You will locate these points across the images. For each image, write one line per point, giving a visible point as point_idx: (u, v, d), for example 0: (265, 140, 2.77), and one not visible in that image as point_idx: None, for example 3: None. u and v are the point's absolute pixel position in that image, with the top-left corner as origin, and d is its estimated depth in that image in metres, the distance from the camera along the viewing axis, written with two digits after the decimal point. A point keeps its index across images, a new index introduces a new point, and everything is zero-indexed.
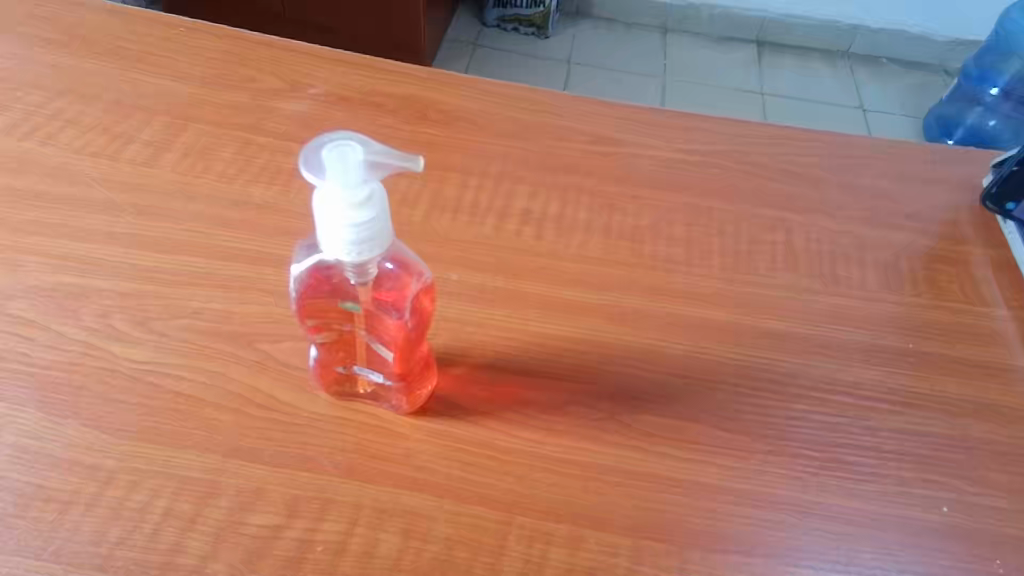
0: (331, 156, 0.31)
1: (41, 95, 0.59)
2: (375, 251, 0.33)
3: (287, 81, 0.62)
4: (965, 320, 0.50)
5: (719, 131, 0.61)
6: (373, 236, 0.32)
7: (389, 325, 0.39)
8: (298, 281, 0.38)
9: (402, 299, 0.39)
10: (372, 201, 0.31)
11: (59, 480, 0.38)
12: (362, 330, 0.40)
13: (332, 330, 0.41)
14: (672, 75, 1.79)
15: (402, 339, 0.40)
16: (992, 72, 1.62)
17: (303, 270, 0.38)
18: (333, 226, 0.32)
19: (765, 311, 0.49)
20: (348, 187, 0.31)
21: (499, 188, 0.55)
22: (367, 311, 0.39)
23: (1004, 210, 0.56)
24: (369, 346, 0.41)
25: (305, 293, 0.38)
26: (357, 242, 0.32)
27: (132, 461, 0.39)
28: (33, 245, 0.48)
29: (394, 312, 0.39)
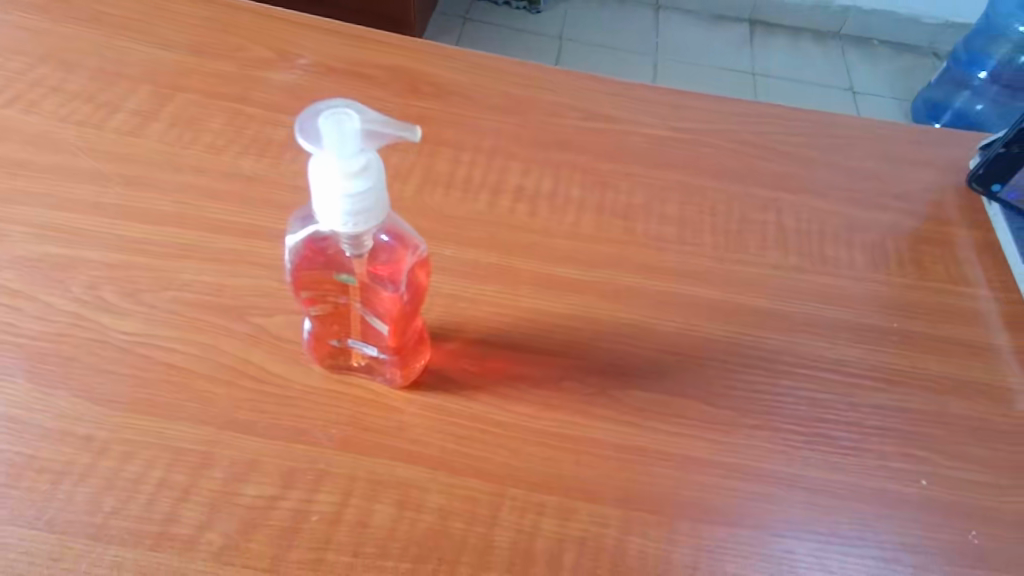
0: (326, 123, 0.31)
1: (20, 61, 0.57)
2: (371, 223, 0.33)
3: (276, 51, 0.60)
4: (948, 300, 0.51)
5: (711, 110, 0.61)
6: (368, 208, 0.32)
7: (384, 298, 0.39)
8: (293, 252, 0.38)
9: (397, 272, 0.39)
10: (367, 171, 0.31)
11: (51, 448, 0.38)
12: (357, 302, 0.40)
13: (326, 303, 0.41)
14: (664, 53, 1.78)
15: (397, 312, 0.40)
16: (980, 55, 1.62)
17: (298, 241, 0.38)
18: (328, 197, 0.31)
19: (755, 290, 0.50)
20: (344, 156, 0.31)
21: (492, 163, 0.55)
22: (362, 284, 0.39)
23: (990, 191, 0.57)
24: (364, 319, 0.41)
25: (300, 265, 0.38)
26: (352, 213, 0.32)
27: (125, 431, 0.39)
28: (20, 214, 0.48)
29: (389, 284, 0.39)
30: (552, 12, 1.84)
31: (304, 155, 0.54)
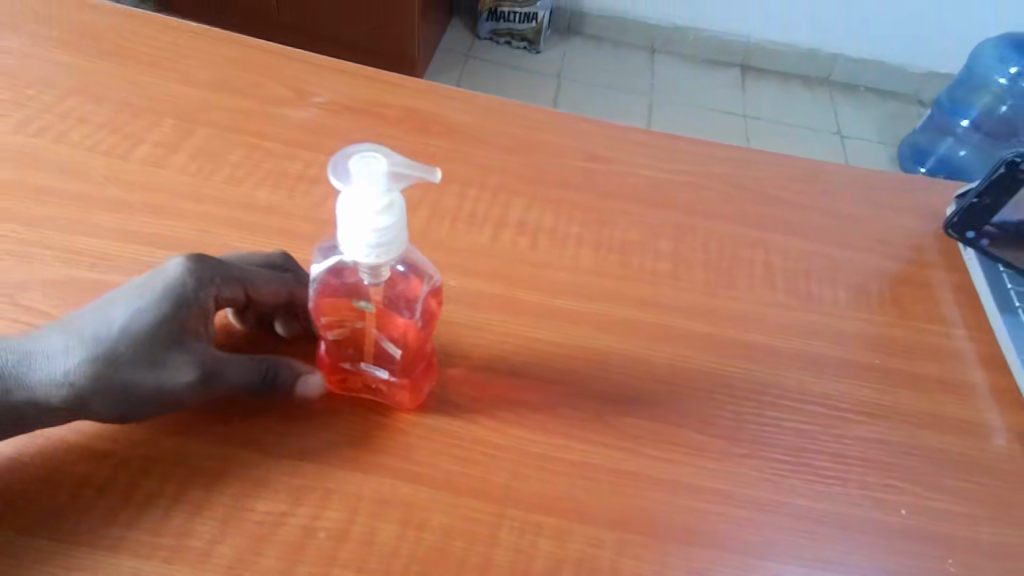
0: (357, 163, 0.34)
1: (50, 92, 0.60)
2: (391, 256, 0.35)
3: (293, 90, 0.64)
4: (926, 338, 0.54)
5: (705, 153, 0.65)
6: (390, 242, 0.35)
7: (399, 324, 0.42)
8: (315, 281, 0.41)
9: (413, 299, 0.42)
10: (392, 207, 0.34)
11: (222, 269, 0.43)
12: (372, 327, 0.42)
13: (342, 327, 0.43)
14: (659, 95, 1.84)
15: (410, 336, 0.43)
16: (962, 106, 1.73)
17: (321, 271, 0.41)
18: (355, 229, 0.34)
19: (744, 325, 0.53)
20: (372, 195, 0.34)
21: (496, 199, 0.58)
22: (379, 310, 0.42)
23: (966, 238, 0.60)
24: (378, 343, 0.43)
25: (322, 290, 0.41)
26: (375, 245, 0.34)
27: (127, 458, 0.41)
28: (50, 238, 0.50)
29: (405, 309, 0.42)
30: (552, 53, 1.90)
31: (318, 188, 0.56)
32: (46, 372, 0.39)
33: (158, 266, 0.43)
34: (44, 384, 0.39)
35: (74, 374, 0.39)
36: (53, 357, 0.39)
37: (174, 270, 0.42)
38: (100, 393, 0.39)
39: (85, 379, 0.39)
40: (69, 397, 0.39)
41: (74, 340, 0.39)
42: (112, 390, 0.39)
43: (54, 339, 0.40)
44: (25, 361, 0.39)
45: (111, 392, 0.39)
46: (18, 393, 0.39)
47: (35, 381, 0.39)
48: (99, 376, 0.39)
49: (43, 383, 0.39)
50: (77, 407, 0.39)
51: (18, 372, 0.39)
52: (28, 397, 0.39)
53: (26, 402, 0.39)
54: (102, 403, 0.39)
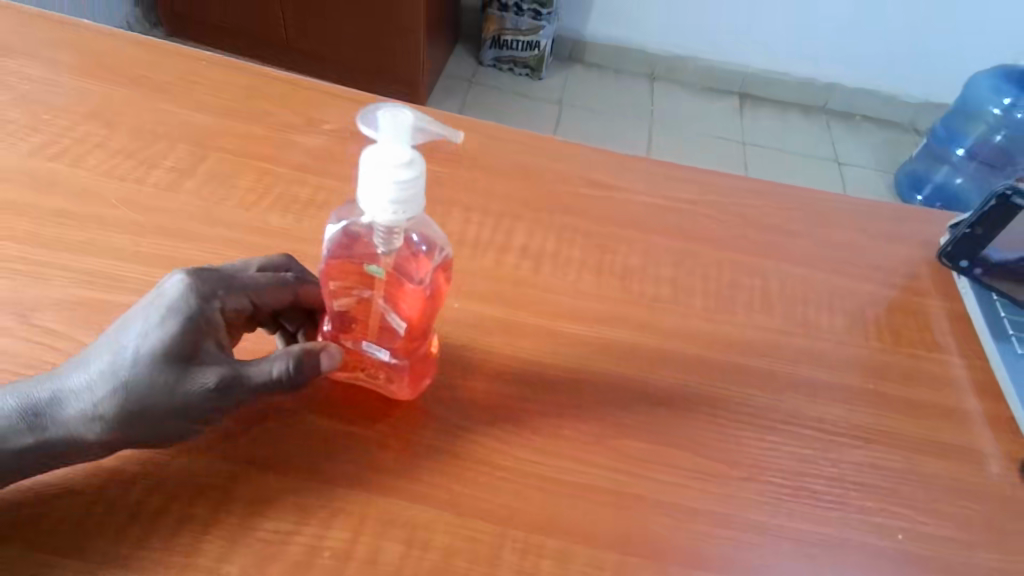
0: (386, 121, 0.38)
1: (68, 118, 0.62)
2: (408, 214, 0.38)
3: (304, 117, 0.66)
4: (922, 365, 0.55)
5: (703, 180, 0.67)
6: (407, 199, 0.38)
7: (408, 292, 0.43)
8: (331, 240, 0.43)
9: (423, 270, 0.43)
10: (414, 164, 0.37)
11: (224, 282, 0.45)
12: (380, 296, 0.44)
13: (350, 295, 0.44)
14: (659, 122, 1.87)
15: (415, 307, 0.44)
16: (958, 134, 1.75)
17: (338, 230, 0.43)
18: (378, 182, 0.37)
19: (743, 350, 0.53)
20: (397, 152, 0.37)
21: (500, 224, 0.59)
22: (389, 276, 0.43)
23: (959, 266, 0.61)
24: (383, 316, 0.45)
25: (334, 251, 0.43)
26: (395, 200, 0.37)
27: (137, 478, 0.41)
28: (64, 259, 0.51)
29: (415, 277, 0.43)
30: (554, 81, 1.94)
31: (326, 213, 0.58)
32: (77, 406, 0.40)
33: (159, 286, 0.44)
34: (77, 418, 0.40)
35: (103, 405, 0.40)
36: (81, 390, 0.40)
37: (174, 287, 0.43)
38: (131, 419, 0.40)
39: (115, 408, 0.40)
40: (102, 427, 0.40)
41: (98, 371, 0.41)
42: (142, 415, 0.40)
43: (79, 373, 0.41)
44: (54, 398, 0.41)
45: (141, 417, 0.40)
46: (53, 429, 0.40)
47: (67, 416, 0.40)
48: (128, 403, 0.40)
49: (78, 420, 0.40)
50: (111, 436, 0.40)
51: (49, 409, 0.40)
52: (63, 432, 0.40)
53: (62, 437, 0.40)
54: (134, 429, 0.40)
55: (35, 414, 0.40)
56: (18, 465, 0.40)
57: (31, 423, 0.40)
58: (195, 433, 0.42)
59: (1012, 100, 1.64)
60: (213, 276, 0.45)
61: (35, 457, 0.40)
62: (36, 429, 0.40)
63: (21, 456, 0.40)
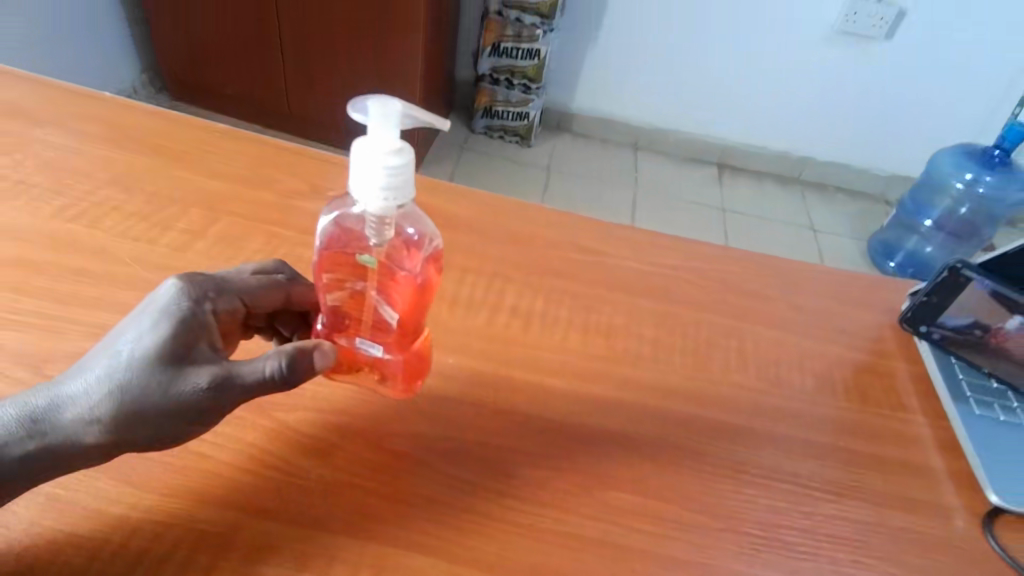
0: (375, 108, 0.40)
1: (88, 183, 0.66)
2: (399, 200, 0.41)
3: (310, 184, 0.70)
4: (888, 424, 0.58)
5: (682, 247, 0.71)
6: (398, 186, 0.41)
7: (399, 282, 0.47)
8: (324, 232, 0.47)
9: (413, 261, 0.47)
10: (403, 152, 0.40)
11: (216, 286, 0.49)
12: (372, 288, 0.48)
13: (344, 288, 0.49)
14: (643, 189, 1.96)
15: (406, 298, 0.48)
16: (925, 206, 1.85)
17: (330, 223, 0.47)
18: (370, 169, 0.40)
19: (720, 407, 0.57)
20: (387, 142, 0.40)
21: (492, 285, 0.63)
22: (381, 267, 0.47)
23: (919, 331, 0.65)
24: (376, 308, 0.48)
25: (328, 243, 0.47)
26: (387, 187, 0.40)
27: (141, 524, 0.43)
28: (79, 315, 0.54)
29: (405, 268, 0.47)
30: (543, 149, 2.04)
31: None
32: (75, 410, 0.43)
33: (152, 293, 0.47)
34: (75, 422, 0.42)
35: (100, 408, 0.42)
36: (78, 396, 0.43)
37: (167, 293, 0.46)
38: (126, 421, 0.42)
39: (112, 410, 0.42)
40: (100, 430, 0.42)
41: (94, 376, 0.43)
42: (136, 417, 0.42)
43: (76, 380, 0.43)
44: (53, 404, 0.43)
45: (135, 420, 0.42)
46: (52, 433, 0.42)
47: (66, 420, 0.43)
48: (123, 404, 0.42)
49: (76, 424, 0.42)
50: (109, 439, 0.43)
51: (47, 416, 0.43)
52: (62, 436, 0.42)
53: (61, 442, 0.42)
54: (129, 431, 0.43)
55: (34, 420, 0.43)
56: (17, 473, 0.42)
57: (31, 430, 0.42)
58: (188, 435, 0.44)
59: (973, 175, 1.71)
60: (204, 283, 0.48)
61: (34, 463, 0.42)
62: (36, 435, 0.42)
63: (20, 463, 0.42)
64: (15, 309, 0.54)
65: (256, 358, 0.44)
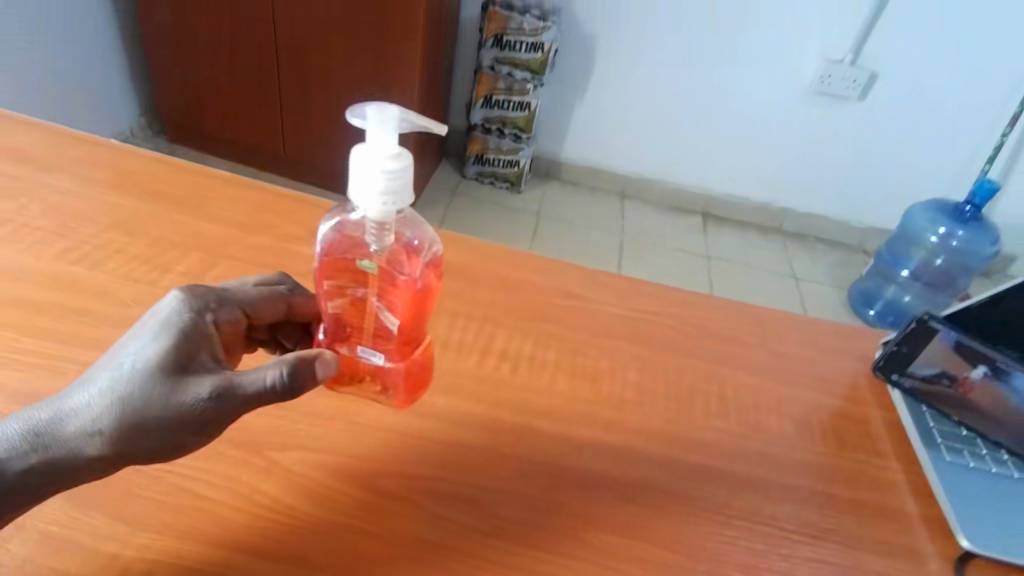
0: (374, 116, 0.42)
1: (91, 226, 0.68)
2: (398, 204, 0.43)
3: (307, 229, 0.73)
4: (864, 468, 0.60)
5: (665, 294, 0.74)
6: (397, 190, 0.43)
7: (398, 286, 0.49)
8: (325, 240, 0.49)
9: (412, 266, 0.49)
10: (400, 157, 0.42)
11: (216, 297, 0.51)
12: (373, 294, 0.50)
13: (345, 295, 0.51)
14: (629, 236, 2.01)
15: (405, 303, 0.50)
16: (902, 256, 1.92)
17: (331, 230, 0.49)
18: (369, 176, 0.42)
19: (702, 450, 0.58)
20: (386, 147, 0.42)
21: (481, 328, 0.65)
22: (381, 272, 0.49)
23: (892, 379, 0.67)
24: (377, 313, 0.50)
25: (329, 250, 0.49)
26: (385, 192, 0.42)
27: (134, 562, 0.44)
28: (78, 354, 0.55)
29: (404, 273, 0.49)
30: (532, 195, 2.09)
31: None
32: (78, 422, 0.44)
33: (154, 307, 0.48)
34: (78, 434, 0.44)
35: (104, 419, 0.44)
36: (81, 409, 0.44)
37: (169, 306, 0.47)
38: (129, 432, 0.44)
39: (115, 421, 0.44)
40: (103, 441, 0.44)
41: (97, 389, 0.44)
42: (138, 428, 0.44)
43: (79, 393, 0.45)
44: (56, 417, 0.44)
45: (137, 431, 0.44)
46: (55, 446, 0.43)
47: (69, 433, 0.44)
48: (126, 415, 0.44)
49: (79, 436, 0.43)
50: (111, 451, 0.44)
51: (50, 429, 0.44)
52: (65, 448, 0.43)
53: (64, 455, 0.43)
54: (131, 442, 0.44)
55: (37, 433, 0.43)
56: (20, 486, 0.43)
57: (34, 443, 0.43)
58: (189, 446, 0.46)
59: (947, 229, 1.78)
60: (204, 296, 0.50)
61: (37, 476, 0.43)
62: (39, 448, 0.43)
63: (21, 477, 0.43)
64: (17, 348, 0.55)
65: (256, 369, 0.46)
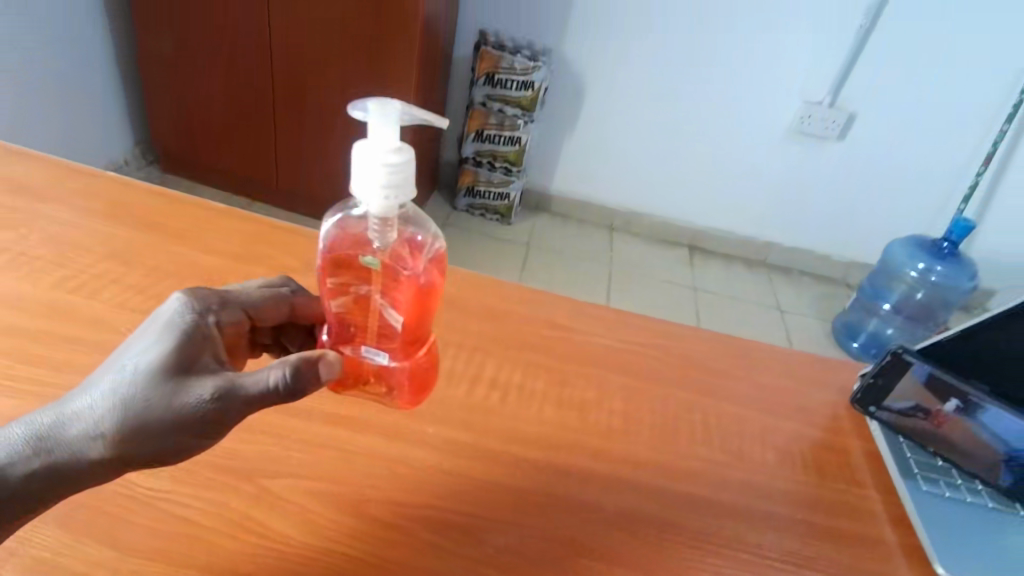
0: (377, 111, 0.44)
1: (89, 256, 0.69)
2: (399, 199, 0.45)
3: (301, 260, 0.74)
4: (843, 497, 0.62)
5: (651, 326, 0.76)
6: (399, 185, 0.44)
7: (401, 282, 0.51)
8: (329, 239, 0.51)
9: (414, 262, 0.51)
10: (403, 154, 0.44)
11: (218, 300, 0.52)
12: (378, 291, 0.51)
13: (349, 293, 0.53)
14: (618, 267, 2.04)
15: (409, 299, 0.51)
16: (884, 289, 1.96)
17: (334, 228, 0.51)
18: (372, 170, 0.43)
19: (686, 479, 0.60)
20: (387, 144, 0.44)
21: (471, 358, 0.67)
22: (384, 268, 0.50)
23: (869, 411, 0.69)
24: (381, 311, 0.52)
25: (333, 248, 0.51)
26: (388, 186, 0.44)
27: None
28: (74, 381, 0.56)
29: (407, 269, 0.50)
30: (522, 227, 2.12)
31: None
32: (80, 426, 0.45)
33: (158, 309, 0.50)
34: (80, 438, 0.45)
35: (105, 423, 0.45)
36: (83, 412, 0.45)
37: (172, 309, 0.49)
38: (129, 435, 0.45)
39: (116, 425, 0.45)
40: (104, 444, 0.45)
41: (99, 392, 0.46)
42: (139, 431, 0.45)
43: (82, 396, 0.46)
44: (58, 421, 0.45)
45: (137, 435, 0.45)
46: (57, 450, 0.45)
47: (71, 436, 0.45)
48: (126, 419, 0.45)
49: (81, 439, 0.45)
50: (111, 454, 0.45)
51: (53, 433, 0.45)
52: (67, 452, 0.45)
53: (66, 458, 0.45)
54: (132, 445, 0.45)
55: (39, 438, 0.45)
56: (23, 490, 0.44)
57: (36, 448, 0.45)
58: (191, 449, 0.46)
59: (926, 263, 1.82)
60: (207, 299, 0.51)
61: (39, 480, 0.44)
62: (42, 452, 0.44)
63: (24, 482, 0.44)
64: (13, 376, 0.56)
65: (258, 370, 0.46)
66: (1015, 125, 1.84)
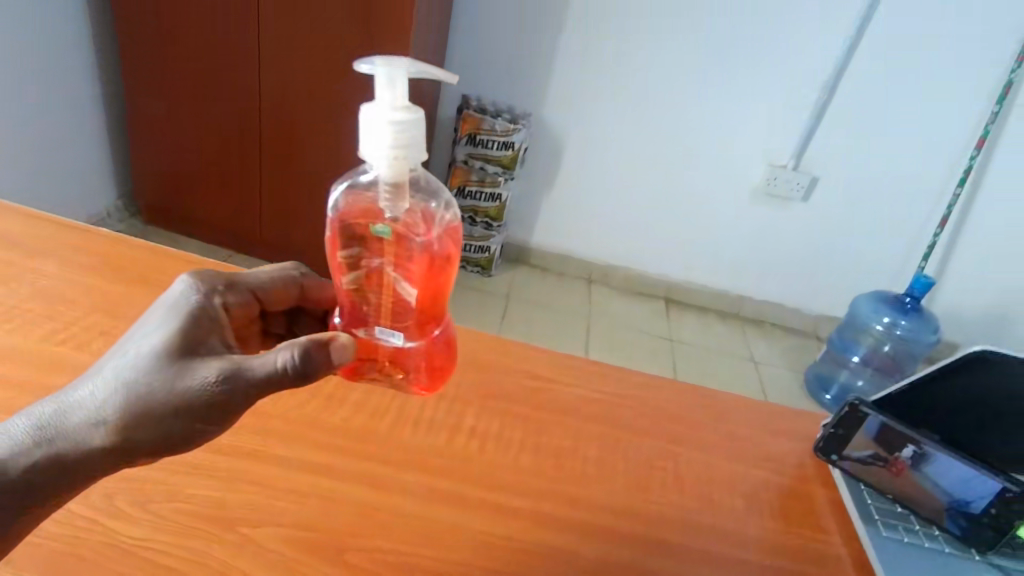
0: (385, 69, 0.46)
1: (79, 310, 0.71)
2: (408, 158, 0.47)
3: None
4: (808, 542, 0.64)
5: (624, 376, 0.79)
6: (408, 143, 0.47)
7: (415, 251, 0.53)
8: (338, 211, 0.53)
9: (427, 231, 0.53)
10: (410, 112, 0.47)
11: (224, 283, 0.54)
12: (391, 264, 0.54)
13: (364, 267, 0.55)
14: (596, 319, 2.09)
15: (422, 271, 0.54)
16: (852, 342, 2.03)
17: (343, 198, 0.53)
18: (381, 130, 0.46)
19: (657, 525, 0.62)
20: (393, 103, 0.46)
21: (451, 407, 0.69)
22: (397, 238, 0.53)
23: (832, 458, 0.72)
24: (395, 284, 0.54)
25: (345, 219, 0.53)
26: (396, 145, 0.46)
27: None
28: None
29: (420, 238, 0.53)
30: (502, 279, 2.17)
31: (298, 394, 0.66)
32: (82, 415, 0.47)
33: (164, 294, 0.52)
34: (82, 426, 0.47)
35: (108, 409, 0.47)
36: (86, 400, 0.47)
37: (178, 294, 0.51)
38: (131, 422, 0.47)
39: (118, 411, 0.47)
40: (106, 432, 0.47)
41: (103, 379, 0.48)
42: (142, 417, 0.47)
43: (86, 385, 0.48)
44: (61, 410, 0.48)
45: (139, 421, 0.47)
46: (58, 440, 0.47)
47: (73, 425, 0.47)
48: (129, 405, 0.47)
49: (84, 427, 0.47)
50: (114, 442, 0.47)
51: (55, 422, 0.47)
52: (68, 442, 0.47)
53: (68, 447, 0.47)
54: (134, 431, 0.47)
55: (40, 428, 0.47)
56: (23, 486, 0.46)
57: (37, 438, 0.47)
58: (197, 434, 0.48)
59: (891, 318, 1.90)
60: (214, 284, 0.53)
61: (38, 477, 0.46)
62: (44, 442, 0.47)
63: (25, 475, 0.46)
64: None
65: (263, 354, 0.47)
66: (966, 188, 1.95)
